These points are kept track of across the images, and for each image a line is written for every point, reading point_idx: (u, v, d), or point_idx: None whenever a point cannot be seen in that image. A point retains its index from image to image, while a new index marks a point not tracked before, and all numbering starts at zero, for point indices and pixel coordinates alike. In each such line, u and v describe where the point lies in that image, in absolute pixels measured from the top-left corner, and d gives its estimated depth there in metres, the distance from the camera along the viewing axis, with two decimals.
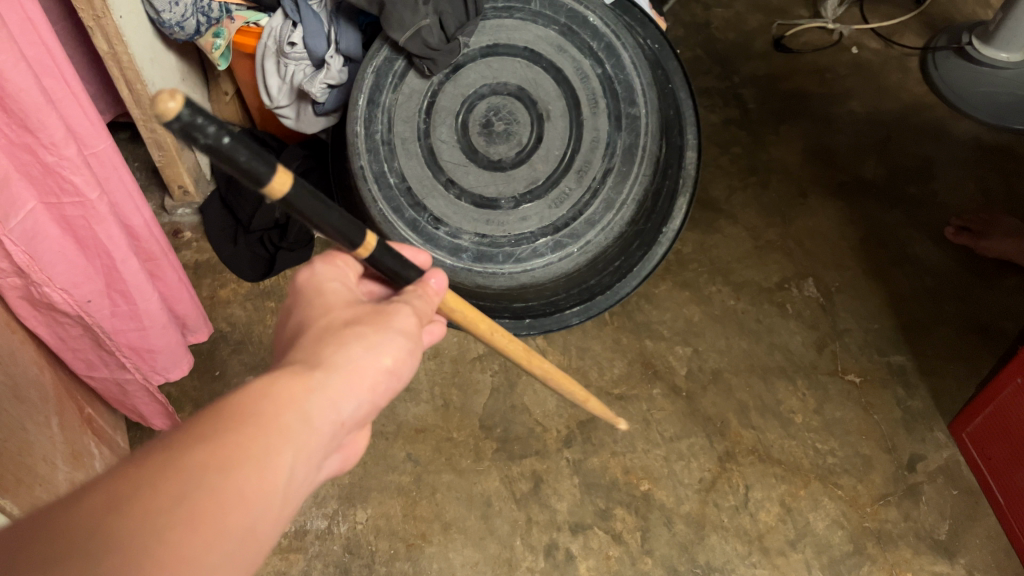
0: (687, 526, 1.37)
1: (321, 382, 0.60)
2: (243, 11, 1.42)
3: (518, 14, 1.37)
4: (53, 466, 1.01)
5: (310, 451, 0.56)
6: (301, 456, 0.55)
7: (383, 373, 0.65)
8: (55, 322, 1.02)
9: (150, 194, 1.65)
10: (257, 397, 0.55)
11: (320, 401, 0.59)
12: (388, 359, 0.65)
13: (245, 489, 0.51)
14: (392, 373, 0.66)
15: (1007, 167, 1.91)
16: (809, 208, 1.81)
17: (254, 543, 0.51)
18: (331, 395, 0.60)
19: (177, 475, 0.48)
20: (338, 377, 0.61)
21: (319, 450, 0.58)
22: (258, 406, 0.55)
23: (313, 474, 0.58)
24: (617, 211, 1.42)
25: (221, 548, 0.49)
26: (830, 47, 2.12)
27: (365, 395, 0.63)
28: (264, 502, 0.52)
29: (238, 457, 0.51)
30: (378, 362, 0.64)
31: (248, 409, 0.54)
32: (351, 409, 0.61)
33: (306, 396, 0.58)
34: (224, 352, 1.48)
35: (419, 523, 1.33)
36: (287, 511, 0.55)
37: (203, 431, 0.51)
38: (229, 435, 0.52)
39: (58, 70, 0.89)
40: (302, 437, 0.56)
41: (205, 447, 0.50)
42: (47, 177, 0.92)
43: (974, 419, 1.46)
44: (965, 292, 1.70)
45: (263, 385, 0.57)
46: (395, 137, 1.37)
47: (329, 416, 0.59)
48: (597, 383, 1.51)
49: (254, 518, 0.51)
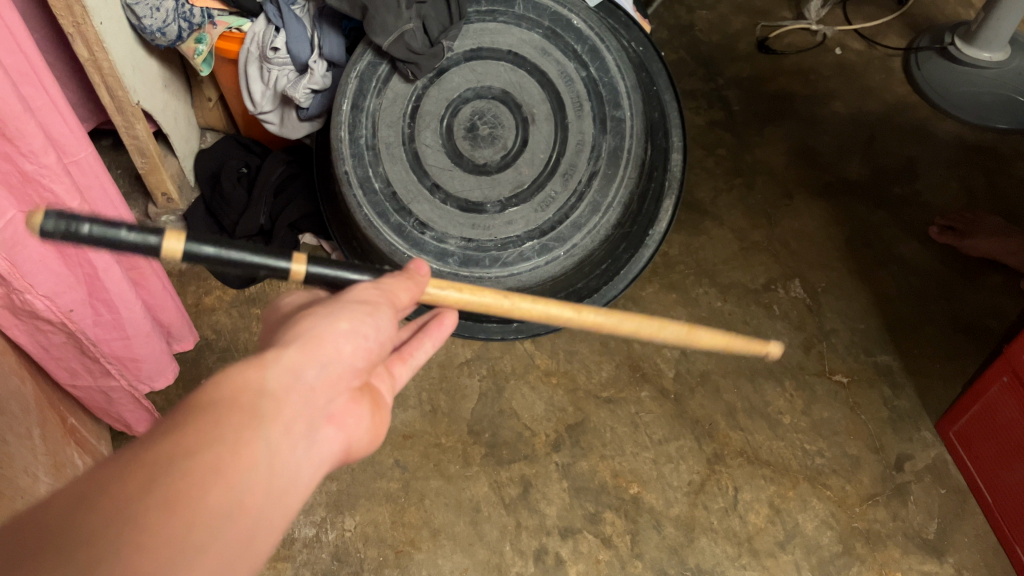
0: (676, 529, 1.37)
1: (276, 358, 0.62)
2: (225, 16, 1.41)
3: (501, 17, 1.37)
4: (36, 478, 1.00)
5: (280, 420, 0.59)
6: (270, 427, 0.58)
7: (348, 343, 0.67)
8: (37, 331, 1.01)
9: (133, 201, 1.64)
10: (212, 384, 0.58)
11: (280, 375, 0.61)
12: (345, 324, 0.68)
13: (218, 465, 0.53)
14: (359, 340, 0.68)
15: (990, 167, 1.92)
16: (795, 209, 1.81)
17: (242, 515, 0.54)
18: (291, 365, 0.62)
19: (145, 465, 0.50)
20: (296, 351, 0.63)
21: (295, 419, 0.60)
22: (217, 392, 0.57)
23: (295, 447, 0.59)
24: (603, 214, 1.40)
25: (207, 522, 0.51)
26: (814, 48, 2.13)
27: (331, 363, 0.65)
28: (241, 477, 0.54)
29: (205, 438, 0.54)
30: (337, 331, 0.67)
31: (207, 396, 0.57)
32: (319, 376, 0.64)
33: (264, 373, 0.60)
34: (210, 360, 1.47)
35: (408, 530, 1.32)
36: (276, 482, 0.57)
37: (160, 425, 0.54)
38: (193, 422, 0.54)
39: (36, 77, 0.88)
40: (269, 410, 0.59)
41: (170, 435, 0.53)
42: (26, 185, 0.91)
43: (961, 418, 1.47)
44: (949, 291, 1.71)
45: (218, 373, 0.59)
46: (380, 141, 1.37)
47: (295, 387, 0.61)
48: (585, 387, 1.51)
49: (234, 492, 0.53)
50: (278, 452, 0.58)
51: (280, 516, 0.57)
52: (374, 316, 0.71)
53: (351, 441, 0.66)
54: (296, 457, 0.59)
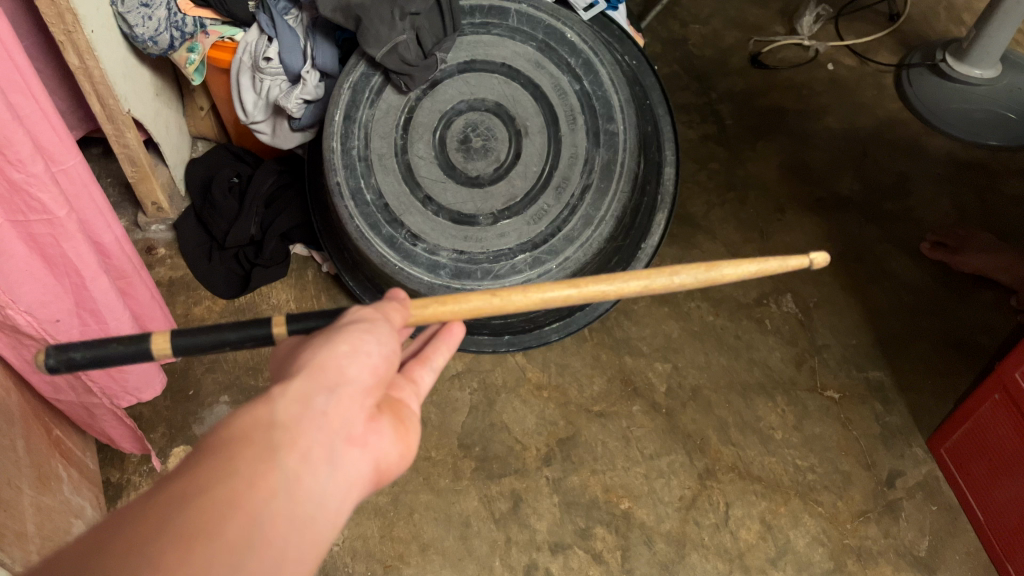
0: (667, 545, 1.36)
1: (284, 389, 0.59)
2: (218, 25, 1.40)
3: (495, 30, 1.37)
4: (19, 491, 0.98)
5: (296, 448, 0.55)
6: (286, 455, 0.55)
7: (354, 364, 0.62)
8: (19, 344, 1.00)
9: (122, 210, 1.62)
10: (222, 425, 0.55)
11: (290, 405, 0.58)
12: (345, 347, 0.63)
13: (233, 501, 0.51)
14: (367, 358, 0.64)
15: (981, 184, 1.93)
16: (787, 224, 1.81)
17: (264, 549, 0.51)
18: (301, 394, 0.59)
19: (156, 511, 0.49)
20: (302, 378, 0.60)
21: (314, 444, 0.56)
22: (224, 432, 0.55)
23: (320, 471, 0.56)
24: (596, 227, 1.40)
25: (224, 563, 0.48)
26: (806, 64, 2.14)
27: (343, 384, 0.61)
28: (258, 508, 0.52)
29: (213, 479, 0.51)
30: (339, 354, 0.63)
31: (215, 438, 0.55)
32: (333, 398, 0.60)
33: (274, 407, 0.57)
34: (198, 371, 1.46)
35: (397, 544, 1.31)
36: (298, 511, 0.54)
37: (170, 473, 0.52)
38: (202, 463, 0.52)
39: (26, 85, 0.87)
40: (282, 440, 0.55)
41: (180, 480, 0.51)
42: (14, 195, 0.90)
43: (953, 435, 1.46)
44: (941, 307, 1.71)
45: (229, 415, 0.57)
46: (372, 153, 1.36)
47: (308, 413, 0.58)
48: (577, 401, 1.50)
49: (254, 526, 0.51)
50: (299, 481, 0.55)
51: (310, 544, 0.54)
52: (372, 332, 0.67)
53: (381, 460, 0.61)
54: (318, 483, 0.55)
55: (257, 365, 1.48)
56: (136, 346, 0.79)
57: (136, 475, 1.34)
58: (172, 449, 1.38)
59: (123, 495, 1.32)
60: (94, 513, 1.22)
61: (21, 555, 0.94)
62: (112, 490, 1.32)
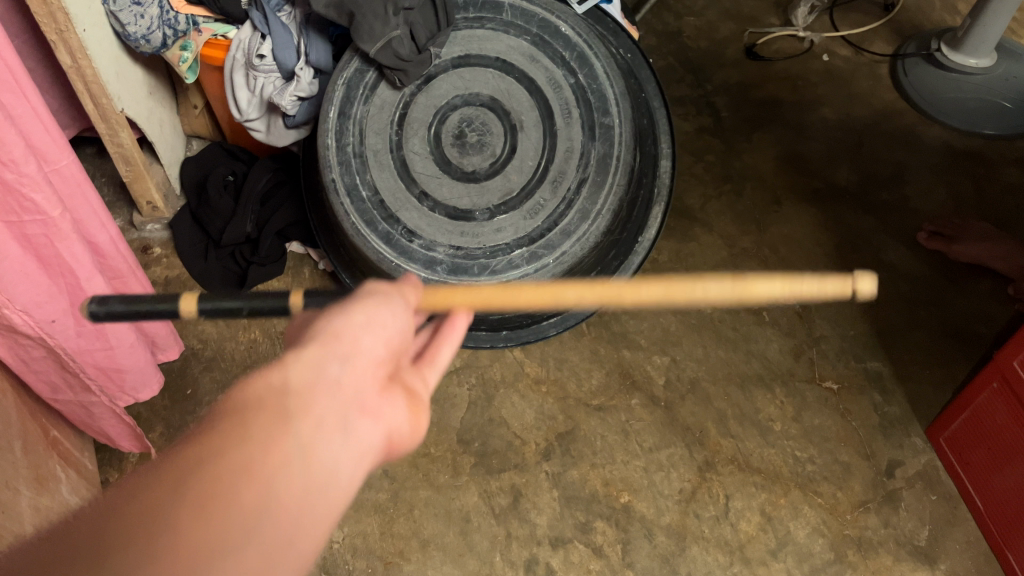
0: (667, 538, 1.36)
1: (297, 356, 0.59)
2: (210, 23, 1.39)
3: (489, 24, 1.36)
4: (17, 492, 0.98)
5: (310, 413, 0.56)
6: (301, 420, 0.55)
7: (367, 335, 0.64)
8: (15, 344, 0.99)
9: (117, 210, 1.62)
10: (236, 389, 0.56)
11: (303, 370, 0.58)
12: (359, 318, 0.65)
13: (251, 463, 0.50)
14: (377, 331, 0.65)
15: (978, 173, 1.93)
16: (784, 215, 1.81)
17: (281, 511, 0.50)
18: (313, 360, 0.59)
19: (174, 469, 0.49)
20: (315, 346, 0.60)
21: (327, 410, 0.57)
22: (239, 394, 0.55)
23: (333, 436, 0.56)
24: (592, 221, 1.39)
25: (242, 521, 0.48)
26: (802, 55, 2.14)
27: (353, 356, 0.62)
28: (274, 470, 0.51)
29: (231, 441, 0.51)
30: (351, 325, 0.64)
31: (230, 400, 0.55)
32: (344, 368, 0.60)
33: (288, 371, 0.58)
34: (196, 370, 1.45)
35: (397, 541, 1.31)
36: (314, 473, 0.53)
37: (185, 437, 0.52)
38: (217, 424, 0.52)
39: (17, 84, 0.87)
40: (296, 404, 0.55)
41: (195, 441, 0.51)
42: (7, 195, 0.89)
43: (952, 424, 1.46)
44: (939, 297, 1.71)
45: (243, 380, 0.57)
46: (367, 149, 1.36)
47: (322, 378, 0.58)
48: (576, 395, 1.50)
49: (270, 488, 0.50)
50: (314, 445, 0.54)
51: (326, 510, 0.53)
52: (384, 305, 0.68)
53: (391, 431, 0.62)
54: (333, 447, 0.55)
55: (255, 364, 1.48)
56: (168, 305, 0.89)
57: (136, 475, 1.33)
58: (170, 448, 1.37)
59: None
60: None
61: None
62: None
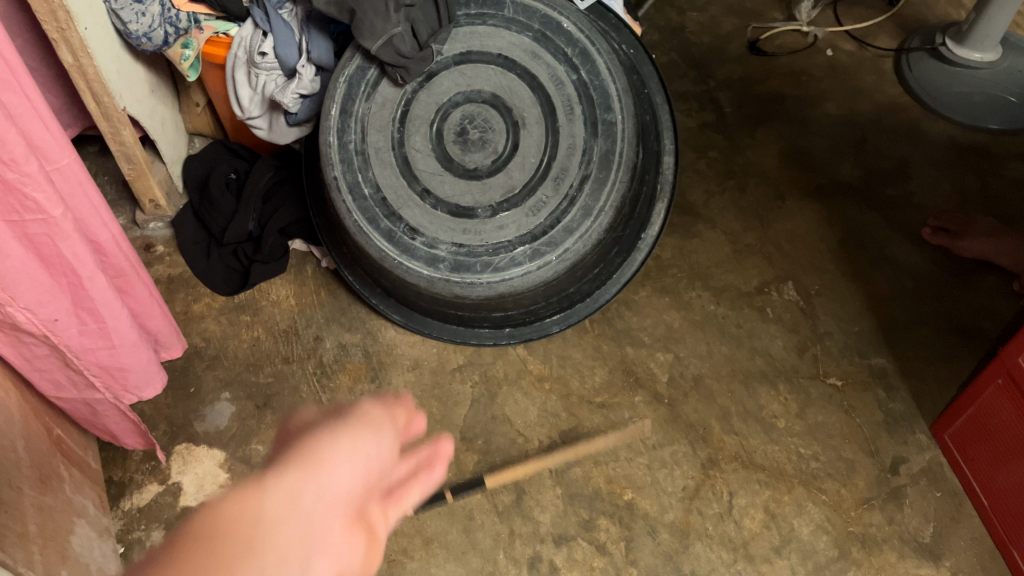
0: (671, 535, 1.36)
1: (272, 484, 0.56)
2: (212, 20, 1.39)
3: (491, 20, 1.35)
4: (21, 491, 0.99)
5: (273, 554, 0.52)
6: (262, 561, 0.51)
7: (348, 468, 0.61)
8: (20, 342, 1.01)
9: (120, 208, 1.62)
10: (203, 512, 0.52)
11: (275, 503, 0.55)
12: (343, 450, 0.62)
13: None
14: (359, 465, 0.62)
15: (983, 168, 1.92)
16: (787, 211, 1.81)
17: None
18: (288, 491, 0.56)
19: None
20: (290, 475, 0.57)
21: (292, 552, 0.53)
22: (202, 520, 0.51)
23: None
24: (595, 218, 1.40)
25: None
26: (805, 50, 2.13)
27: (329, 487, 0.59)
28: None
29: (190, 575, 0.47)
30: (335, 457, 0.61)
31: (191, 526, 0.51)
32: (316, 503, 0.57)
33: (257, 503, 0.54)
34: (199, 368, 1.45)
35: (400, 539, 1.31)
36: None
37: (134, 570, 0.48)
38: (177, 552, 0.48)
39: (17, 83, 0.86)
40: (259, 542, 0.52)
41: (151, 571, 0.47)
42: (8, 194, 0.89)
43: (956, 421, 1.46)
44: (944, 293, 1.70)
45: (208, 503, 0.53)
46: (369, 147, 1.35)
47: (291, 515, 0.55)
48: (579, 392, 1.50)
49: None
50: None
51: None
52: (373, 440, 0.65)
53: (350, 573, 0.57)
54: None
55: (258, 362, 1.48)
56: None
57: (139, 473, 1.33)
58: (174, 446, 1.38)
59: (126, 493, 1.31)
60: (97, 511, 1.22)
61: (25, 556, 0.94)
62: (115, 488, 1.31)
